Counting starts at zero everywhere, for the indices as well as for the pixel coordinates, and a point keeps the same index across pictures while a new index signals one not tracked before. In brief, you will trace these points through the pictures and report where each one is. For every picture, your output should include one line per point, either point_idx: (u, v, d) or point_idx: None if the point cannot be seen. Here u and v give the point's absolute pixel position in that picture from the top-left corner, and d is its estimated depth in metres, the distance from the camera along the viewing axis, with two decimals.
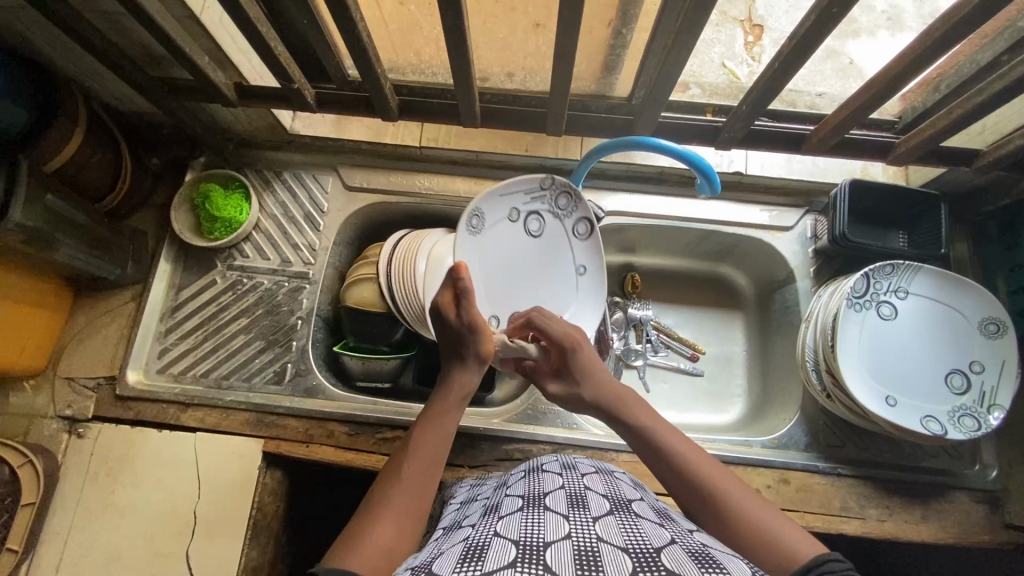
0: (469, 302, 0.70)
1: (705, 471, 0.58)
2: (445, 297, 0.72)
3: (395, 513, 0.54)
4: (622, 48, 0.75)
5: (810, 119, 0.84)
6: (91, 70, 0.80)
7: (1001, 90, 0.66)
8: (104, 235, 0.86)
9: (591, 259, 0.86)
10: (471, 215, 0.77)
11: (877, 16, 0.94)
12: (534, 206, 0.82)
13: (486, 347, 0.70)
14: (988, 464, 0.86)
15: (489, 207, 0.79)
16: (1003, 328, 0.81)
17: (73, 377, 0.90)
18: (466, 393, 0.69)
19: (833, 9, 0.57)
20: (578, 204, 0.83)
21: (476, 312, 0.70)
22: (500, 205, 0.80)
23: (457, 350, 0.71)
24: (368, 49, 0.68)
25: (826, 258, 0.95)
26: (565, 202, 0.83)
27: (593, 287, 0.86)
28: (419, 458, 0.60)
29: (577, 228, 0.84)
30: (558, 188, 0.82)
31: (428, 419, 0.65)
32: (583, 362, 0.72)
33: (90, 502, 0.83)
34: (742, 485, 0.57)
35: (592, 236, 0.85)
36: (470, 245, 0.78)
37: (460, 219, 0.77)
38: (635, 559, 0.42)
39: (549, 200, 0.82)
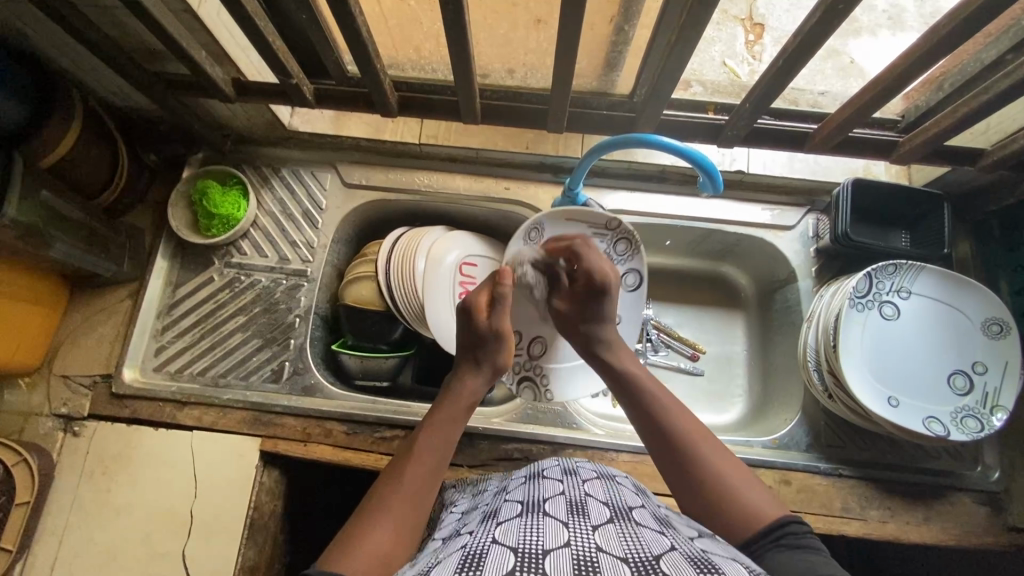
0: (503, 308, 0.70)
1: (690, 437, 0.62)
2: (480, 297, 0.72)
3: (394, 518, 0.54)
4: (623, 45, 0.74)
5: (813, 117, 0.83)
6: (87, 65, 0.79)
7: (1006, 90, 0.65)
8: (100, 232, 0.85)
9: (630, 311, 0.88)
10: (532, 227, 0.82)
11: (878, 15, 0.93)
12: (593, 242, 0.86)
13: (503, 359, 0.71)
14: (990, 465, 0.86)
15: (553, 226, 0.84)
16: (1006, 329, 0.80)
17: (69, 375, 0.89)
18: (473, 402, 0.68)
19: (839, 6, 0.56)
20: (634, 255, 0.86)
21: (507, 321, 0.70)
22: (562, 232, 0.84)
23: (474, 353, 0.71)
24: (367, 44, 0.67)
25: (828, 258, 0.94)
26: (624, 249, 0.86)
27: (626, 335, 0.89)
28: (423, 464, 0.60)
29: (627, 278, 0.87)
30: (620, 234, 0.85)
31: (435, 419, 0.65)
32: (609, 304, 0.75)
33: (85, 501, 0.82)
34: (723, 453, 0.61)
35: (638, 290, 0.87)
36: (523, 253, 0.84)
37: (519, 229, 0.82)
38: (634, 568, 0.41)
39: (609, 242, 0.86)
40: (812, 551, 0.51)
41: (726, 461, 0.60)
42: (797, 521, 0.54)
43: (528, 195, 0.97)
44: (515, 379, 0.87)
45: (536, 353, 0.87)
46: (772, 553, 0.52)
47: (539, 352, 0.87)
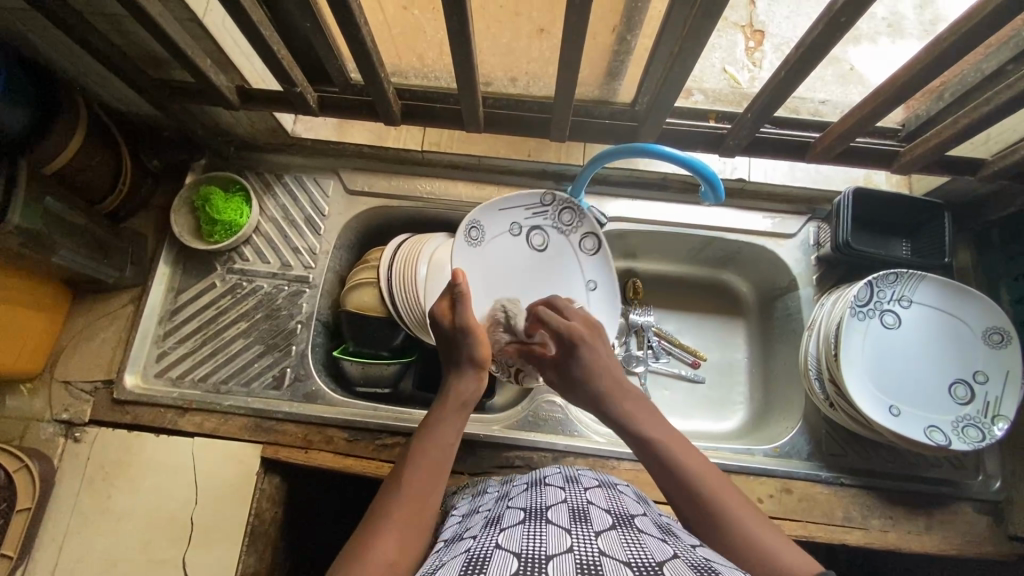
0: (463, 305, 0.72)
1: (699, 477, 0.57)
2: (442, 305, 0.74)
3: (398, 525, 0.54)
4: (626, 54, 0.74)
5: (815, 127, 0.83)
6: (92, 72, 0.80)
7: (1005, 102, 0.65)
8: (104, 238, 0.85)
9: (602, 274, 0.88)
10: (470, 226, 0.82)
11: (877, 22, 0.94)
12: (536, 222, 0.87)
13: (482, 351, 0.70)
14: (992, 474, 0.86)
15: (488, 220, 0.84)
16: (1007, 338, 0.80)
17: (70, 381, 0.89)
18: (466, 401, 0.67)
19: (841, 19, 0.57)
20: (581, 220, 0.87)
21: (470, 315, 0.71)
22: (501, 220, 0.85)
23: (454, 357, 0.71)
24: (371, 54, 0.67)
25: (829, 266, 0.94)
26: (569, 217, 0.88)
27: (607, 300, 0.88)
28: (420, 466, 0.59)
29: (584, 243, 0.88)
30: (559, 204, 0.87)
31: (429, 422, 0.65)
32: (592, 352, 0.72)
33: (86, 508, 0.82)
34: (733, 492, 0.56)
35: (599, 251, 0.88)
36: (469, 255, 0.83)
37: (460, 230, 0.82)
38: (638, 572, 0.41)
39: (552, 216, 0.87)
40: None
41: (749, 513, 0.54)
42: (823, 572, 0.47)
43: None
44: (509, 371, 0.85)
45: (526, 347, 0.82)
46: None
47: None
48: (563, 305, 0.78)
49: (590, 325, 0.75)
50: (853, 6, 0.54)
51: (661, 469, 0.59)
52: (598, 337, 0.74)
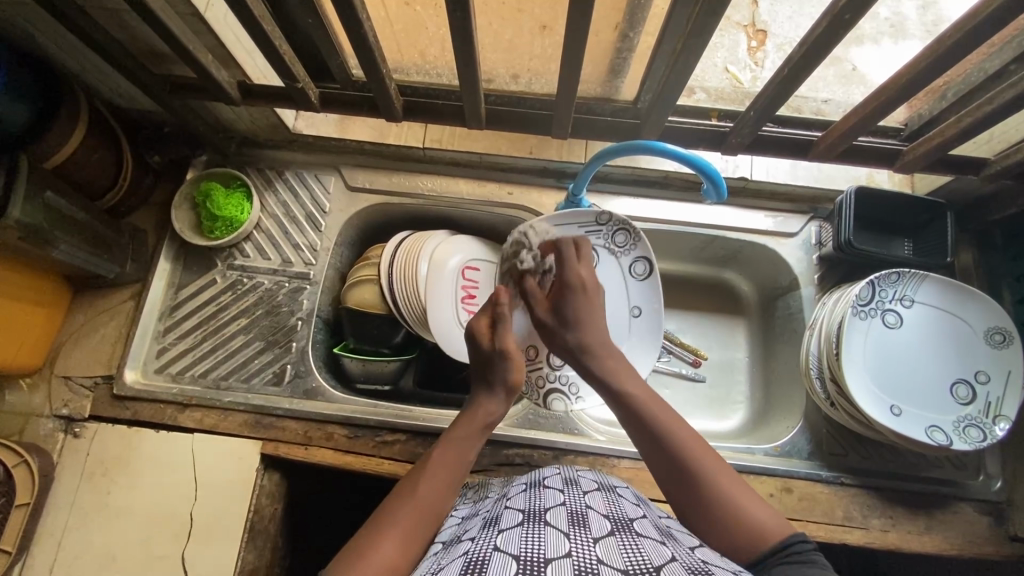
0: (504, 328, 0.72)
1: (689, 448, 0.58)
2: (481, 322, 0.74)
3: (402, 527, 0.54)
4: (628, 52, 0.74)
5: (817, 125, 0.83)
6: (94, 68, 0.79)
7: (1010, 100, 0.65)
8: (104, 234, 0.85)
9: (649, 301, 0.87)
10: (524, 234, 0.83)
11: (880, 23, 0.94)
12: (590, 240, 0.86)
13: (516, 376, 0.70)
14: (993, 475, 0.86)
15: (547, 231, 0.84)
16: (1009, 338, 0.80)
17: (70, 376, 0.89)
18: (490, 423, 0.67)
19: (845, 17, 0.56)
20: (636, 243, 0.85)
21: (509, 339, 0.71)
22: (554, 234, 0.85)
23: (486, 376, 0.70)
24: (373, 50, 0.67)
25: (830, 266, 0.94)
26: (623, 240, 0.85)
27: (647, 327, 0.87)
28: (434, 478, 0.59)
29: (634, 267, 0.86)
30: (614, 225, 0.85)
31: (451, 433, 0.64)
32: (581, 301, 0.72)
33: (86, 503, 0.82)
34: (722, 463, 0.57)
35: (650, 277, 0.86)
36: None
37: (510, 235, 0.82)
38: None
39: (606, 235, 0.85)
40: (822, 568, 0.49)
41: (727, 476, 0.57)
42: (802, 540, 0.51)
43: (530, 200, 0.97)
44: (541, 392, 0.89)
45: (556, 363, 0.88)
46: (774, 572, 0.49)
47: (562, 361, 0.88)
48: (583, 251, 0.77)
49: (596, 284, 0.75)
50: (857, 3, 0.54)
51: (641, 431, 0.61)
52: (597, 293, 0.74)
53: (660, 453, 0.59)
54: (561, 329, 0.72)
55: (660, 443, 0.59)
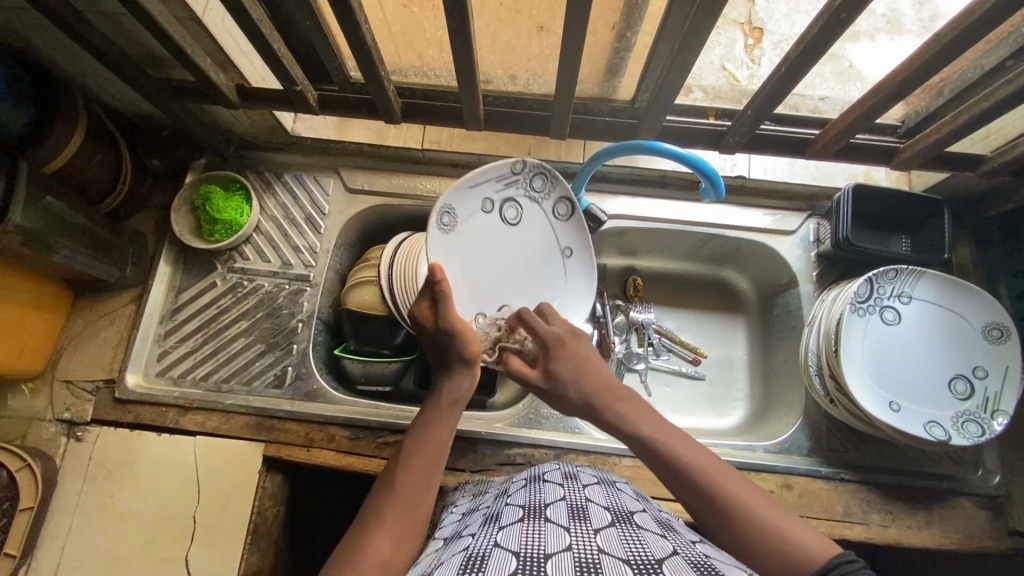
0: (444, 305, 0.67)
1: (696, 460, 0.56)
2: (423, 306, 0.70)
3: (390, 520, 0.55)
4: (625, 52, 0.75)
5: (813, 123, 0.83)
6: (92, 73, 0.79)
7: (1008, 95, 0.65)
8: (103, 238, 0.85)
9: (577, 240, 0.79)
10: (442, 211, 0.70)
11: (876, 18, 0.92)
12: (508, 194, 0.75)
13: (470, 347, 0.67)
14: (991, 469, 0.86)
15: (461, 203, 0.72)
16: (1006, 333, 0.81)
17: (71, 380, 0.89)
18: (458, 398, 0.66)
19: (841, 15, 0.57)
20: (555, 184, 0.76)
21: (453, 315, 0.67)
22: (471, 198, 0.72)
23: (442, 358, 0.68)
24: (372, 52, 0.67)
25: (829, 262, 0.95)
26: (541, 184, 0.76)
27: (581, 266, 0.80)
28: (412, 467, 0.60)
29: (557, 208, 0.77)
30: (530, 171, 0.75)
31: (421, 420, 0.65)
32: (573, 359, 0.67)
33: (89, 506, 0.82)
34: (731, 472, 0.56)
35: (574, 216, 0.78)
36: (445, 245, 0.71)
37: (430, 219, 0.69)
38: (637, 570, 0.42)
39: (524, 184, 0.75)
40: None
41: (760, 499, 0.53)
42: (847, 558, 0.47)
43: None
44: None
45: None
46: None
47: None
48: (550, 315, 0.73)
49: (575, 335, 0.70)
50: (853, 3, 0.55)
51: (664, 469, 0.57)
52: (581, 343, 0.70)
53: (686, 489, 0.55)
54: (562, 391, 0.66)
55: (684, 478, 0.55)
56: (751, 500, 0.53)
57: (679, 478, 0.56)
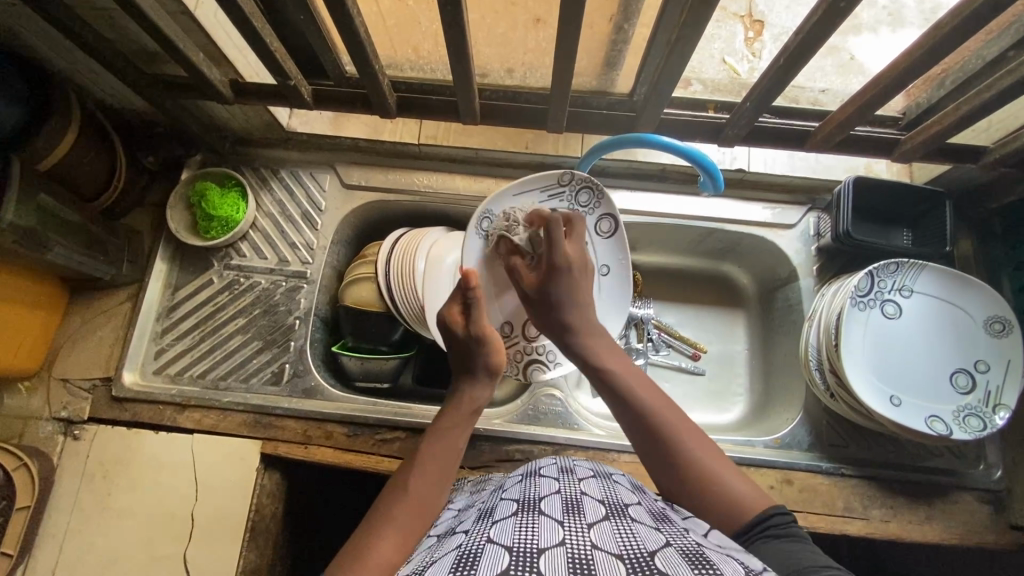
0: (478, 312, 0.70)
1: (668, 420, 0.61)
2: (453, 310, 0.71)
3: (401, 524, 0.55)
4: (623, 44, 0.74)
5: (814, 115, 0.82)
6: (85, 68, 0.79)
7: (1010, 85, 0.64)
8: (99, 235, 0.85)
9: (615, 259, 0.81)
10: (482, 216, 0.78)
11: (878, 10, 0.91)
12: (553, 205, 0.80)
13: (497, 359, 0.69)
14: (992, 464, 0.86)
15: (502, 208, 0.79)
16: (1009, 327, 0.80)
17: (68, 378, 0.89)
18: (476, 408, 0.68)
19: (840, 5, 0.56)
20: (600, 200, 0.79)
21: (485, 323, 0.69)
22: (515, 205, 0.79)
23: (466, 365, 0.70)
24: (365, 45, 0.66)
25: (829, 256, 0.94)
26: (585, 198, 0.79)
27: (617, 288, 0.82)
28: (427, 473, 0.60)
29: (600, 225, 0.80)
30: (576, 184, 0.79)
31: (438, 426, 0.66)
32: (573, 283, 0.71)
33: (87, 504, 0.82)
34: (699, 433, 0.61)
35: (616, 234, 0.80)
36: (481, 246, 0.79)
37: (470, 221, 0.78)
38: (629, 565, 0.41)
39: (568, 196, 0.80)
40: (795, 539, 0.51)
41: (705, 447, 0.60)
42: (782, 512, 0.54)
43: None
44: (520, 366, 0.84)
45: (531, 335, 0.83)
46: (756, 543, 0.52)
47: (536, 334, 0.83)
48: (575, 227, 0.75)
49: (585, 264, 0.73)
50: None
51: (622, 407, 0.64)
52: (586, 278, 0.73)
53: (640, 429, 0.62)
54: (549, 308, 0.71)
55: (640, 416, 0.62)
56: (716, 466, 0.58)
57: (655, 437, 0.60)
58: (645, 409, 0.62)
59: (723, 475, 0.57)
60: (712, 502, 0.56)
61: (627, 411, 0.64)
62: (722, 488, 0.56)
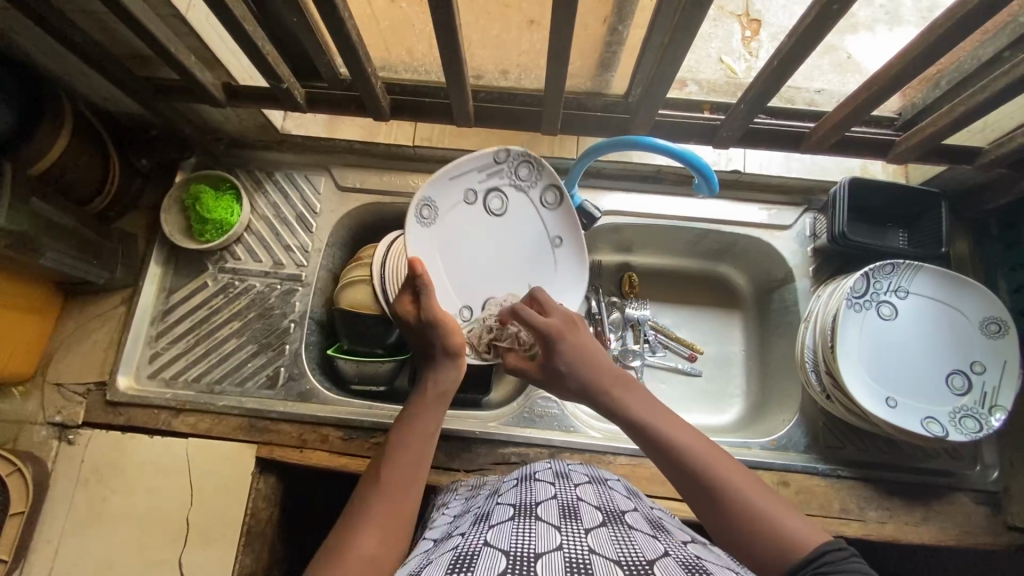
0: (425, 297, 0.70)
1: (710, 461, 0.54)
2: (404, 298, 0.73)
3: (376, 515, 0.54)
4: (617, 45, 0.73)
5: (809, 117, 0.82)
6: (77, 72, 0.78)
7: (1005, 86, 0.64)
8: (94, 239, 0.84)
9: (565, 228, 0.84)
10: (420, 204, 0.76)
11: (875, 9, 0.90)
12: (492, 184, 0.80)
13: (454, 339, 0.69)
14: (989, 464, 0.86)
15: (441, 196, 0.78)
16: (1005, 328, 0.80)
17: (62, 382, 0.89)
18: (445, 391, 0.68)
19: (834, 6, 0.56)
20: (541, 173, 0.80)
21: (434, 306, 0.70)
22: (450, 188, 0.78)
23: (426, 349, 0.71)
24: (357, 48, 0.66)
25: (825, 258, 0.94)
26: (527, 172, 0.80)
27: (570, 254, 0.84)
28: (398, 460, 0.60)
29: (544, 197, 0.82)
30: (515, 159, 0.80)
31: (407, 414, 0.65)
32: (570, 349, 0.68)
33: (81, 509, 0.82)
34: (746, 474, 0.54)
35: (562, 204, 0.82)
36: (420, 233, 0.77)
37: (408, 209, 0.75)
38: (627, 571, 0.41)
39: (507, 173, 0.80)
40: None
41: (755, 488, 0.52)
42: (838, 545, 0.47)
43: None
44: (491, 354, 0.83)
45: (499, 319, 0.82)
46: None
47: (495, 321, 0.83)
48: (542, 301, 0.74)
49: (573, 323, 0.71)
50: None
51: (657, 451, 0.58)
52: (579, 332, 0.70)
53: (680, 474, 0.55)
54: (557, 374, 0.68)
55: (678, 460, 0.56)
56: (775, 510, 0.50)
57: (685, 473, 0.55)
58: (683, 452, 0.56)
59: (777, 516, 0.50)
60: (770, 551, 0.48)
61: (663, 456, 0.57)
62: (779, 532, 0.49)
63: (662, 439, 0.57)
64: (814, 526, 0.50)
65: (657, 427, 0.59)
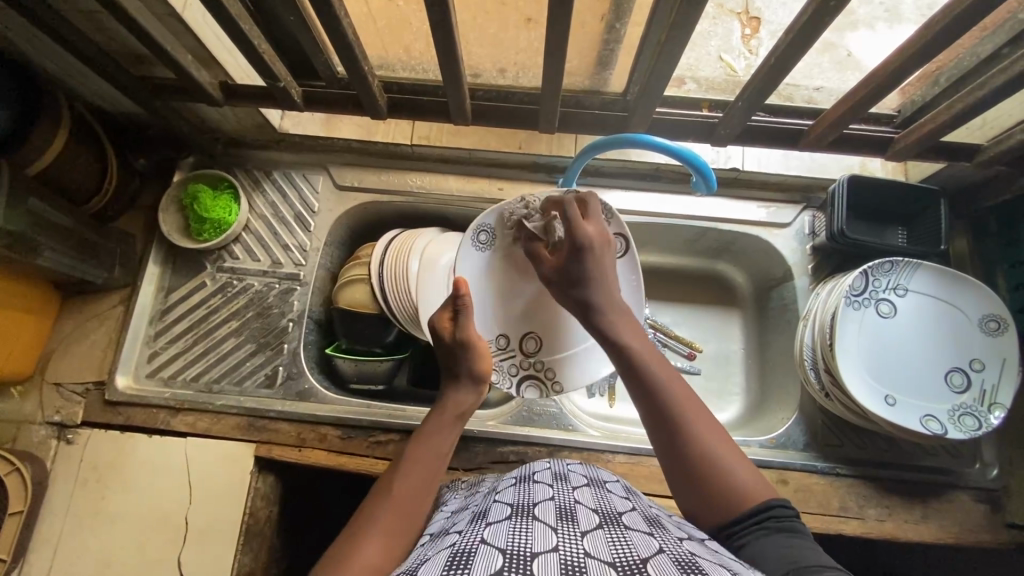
0: (465, 317, 0.71)
1: (681, 402, 0.58)
2: (443, 316, 0.72)
3: (384, 524, 0.55)
4: (615, 43, 0.73)
5: (807, 114, 0.82)
6: (74, 72, 0.78)
7: (1005, 83, 0.64)
8: (92, 239, 0.85)
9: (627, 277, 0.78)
10: (477, 229, 0.78)
11: (874, 7, 0.87)
12: None
13: (482, 365, 0.70)
14: (988, 462, 0.86)
15: (499, 224, 0.78)
16: (1004, 325, 0.80)
17: (61, 382, 0.89)
18: (462, 412, 0.68)
19: (830, 2, 0.55)
20: (607, 219, 0.76)
21: (470, 328, 0.70)
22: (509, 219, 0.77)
23: (451, 369, 0.71)
24: (353, 46, 0.66)
25: (825, 256, 0.93)
26: None
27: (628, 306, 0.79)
28: (411, 475, 0.60)
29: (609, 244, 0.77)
30: (584, 201, 0.75)
31: (424, 429, 0.66)
32: (596, 263, 0.68)
33: (80, 508, 0.82)
34: (713, 422, 0.58)
35: (628, 253, 0.77)
36: (473, 257, 0.79)
37: (466, 233, 0.78)
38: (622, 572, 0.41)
39: None
40: (794, 534, 0.51)
41: (715, 435, 0.57)
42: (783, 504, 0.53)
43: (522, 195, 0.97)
44: (514, 381, 0.80)
45: (532, 349, 0.81)
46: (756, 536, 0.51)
47: (534, 348, 0.80)
48: (590, 208, 0.72)
49: (607, 241, 0.69)
50: None
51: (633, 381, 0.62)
52: (610, 251, 0.69)
53: (651, 409, 0.59)
54: (569, 284, 0.68)
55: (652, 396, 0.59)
56: (728, 458, 0.56)
57: (656, 410, 0.59)
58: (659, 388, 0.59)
59: (730, 466, 0.55)
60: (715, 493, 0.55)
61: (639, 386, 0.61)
62: (728, 482, 0.55)
63: (666, 398, 0.59)
64: (761, 480, 0.56)
65: (640, 359, 0.62)
